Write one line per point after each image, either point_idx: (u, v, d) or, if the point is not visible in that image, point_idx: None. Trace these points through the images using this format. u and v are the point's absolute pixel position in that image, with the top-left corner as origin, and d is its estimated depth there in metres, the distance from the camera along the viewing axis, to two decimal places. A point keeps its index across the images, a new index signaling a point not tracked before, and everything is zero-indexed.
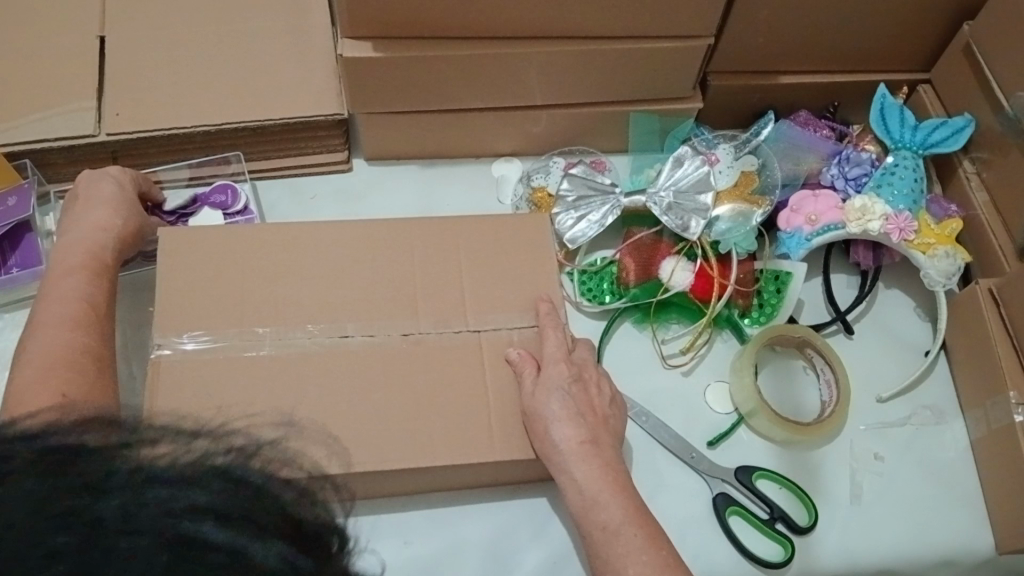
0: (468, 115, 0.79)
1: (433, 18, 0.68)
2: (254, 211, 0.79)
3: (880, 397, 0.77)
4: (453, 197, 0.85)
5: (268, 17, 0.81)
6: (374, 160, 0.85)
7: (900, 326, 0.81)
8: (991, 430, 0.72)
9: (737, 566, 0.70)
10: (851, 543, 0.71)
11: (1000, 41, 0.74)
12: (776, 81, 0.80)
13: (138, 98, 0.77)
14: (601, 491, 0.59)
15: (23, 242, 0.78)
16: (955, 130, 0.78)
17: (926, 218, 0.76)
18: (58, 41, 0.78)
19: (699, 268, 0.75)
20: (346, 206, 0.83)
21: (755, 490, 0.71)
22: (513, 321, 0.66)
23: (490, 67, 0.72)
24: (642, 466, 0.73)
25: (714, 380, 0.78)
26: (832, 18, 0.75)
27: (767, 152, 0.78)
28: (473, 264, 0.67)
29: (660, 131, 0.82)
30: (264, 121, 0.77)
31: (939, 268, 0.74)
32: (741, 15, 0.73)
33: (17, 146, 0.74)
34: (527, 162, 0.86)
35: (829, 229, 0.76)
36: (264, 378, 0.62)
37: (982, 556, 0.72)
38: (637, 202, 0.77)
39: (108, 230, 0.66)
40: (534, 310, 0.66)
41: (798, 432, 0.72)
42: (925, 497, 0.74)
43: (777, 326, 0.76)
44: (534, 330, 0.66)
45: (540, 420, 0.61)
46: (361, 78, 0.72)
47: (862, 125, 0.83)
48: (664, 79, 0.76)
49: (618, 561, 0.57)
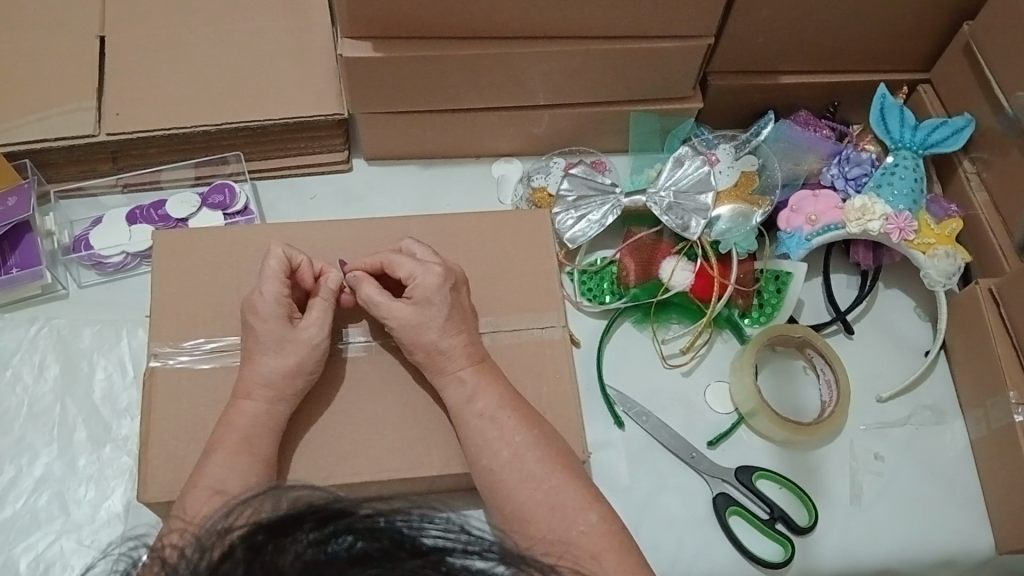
0: (469, 115, 0.79)
1: (433, 18, 0.68)
2: (253, 211, 0.81)
3: (880, 397, 0.77)
4: (452, 197, 0.85)
5: (269, 16, 0.81)
6: (374, 160, 0.85)
7: (901, 326, 0.81)
8: (991, 430, 0.72)
9: (737, 566, 0.70)
10: (851, 543, 0.72)
11: (1000, 41, 0.74)
12: (777, 80, 0.80)
13: (137, 97, 0.76)
14: (592, 493, 0.56)
15: (22, 242, 0.78)
16: (955, 130, 0.78)
17: (926, 218, 0.76)
18: (58, 40, 0.78)
19: (699, 268, 0.76)
20: (346, 206, 0.83)
21: (755, 490, 0.71)
22: (398, 305, 0.60)
23: (491, 66, 0.72)
24: (642, 466, 0.74)
25: (714, 381, 0.78)
26: (832, 18, 0.75)
27: (767, 152, 0.78)
28: (386, 255, 0.63)
29: (660, 131, 0.82)
30: (264, 121, 0.77)
31: (939, 268, 0.74)
32: (740, 14, 0.73)
33: (17, 147, 0.74)
34: (527, 163, 0.86)
35: (829, 229, 0.76)
36: (247, 378, 0.59)
37: (981, 556, 0.72)
38: (637, 202, 0.77)
39: (182, 290, 0.66)
40: (415, 298, 0.60)
41: (798, 432, 0.72)
42: (925, 496, 0.74)
43: (777, 325, 0.76)
44: (413, 319, 0.60)
45: (478, 403, 0.59)
46: (362, 78, 0.72)
47: (863, 125, 0.83)
48: (665, 79, 0.76)
49: (592, 567, 0.53)
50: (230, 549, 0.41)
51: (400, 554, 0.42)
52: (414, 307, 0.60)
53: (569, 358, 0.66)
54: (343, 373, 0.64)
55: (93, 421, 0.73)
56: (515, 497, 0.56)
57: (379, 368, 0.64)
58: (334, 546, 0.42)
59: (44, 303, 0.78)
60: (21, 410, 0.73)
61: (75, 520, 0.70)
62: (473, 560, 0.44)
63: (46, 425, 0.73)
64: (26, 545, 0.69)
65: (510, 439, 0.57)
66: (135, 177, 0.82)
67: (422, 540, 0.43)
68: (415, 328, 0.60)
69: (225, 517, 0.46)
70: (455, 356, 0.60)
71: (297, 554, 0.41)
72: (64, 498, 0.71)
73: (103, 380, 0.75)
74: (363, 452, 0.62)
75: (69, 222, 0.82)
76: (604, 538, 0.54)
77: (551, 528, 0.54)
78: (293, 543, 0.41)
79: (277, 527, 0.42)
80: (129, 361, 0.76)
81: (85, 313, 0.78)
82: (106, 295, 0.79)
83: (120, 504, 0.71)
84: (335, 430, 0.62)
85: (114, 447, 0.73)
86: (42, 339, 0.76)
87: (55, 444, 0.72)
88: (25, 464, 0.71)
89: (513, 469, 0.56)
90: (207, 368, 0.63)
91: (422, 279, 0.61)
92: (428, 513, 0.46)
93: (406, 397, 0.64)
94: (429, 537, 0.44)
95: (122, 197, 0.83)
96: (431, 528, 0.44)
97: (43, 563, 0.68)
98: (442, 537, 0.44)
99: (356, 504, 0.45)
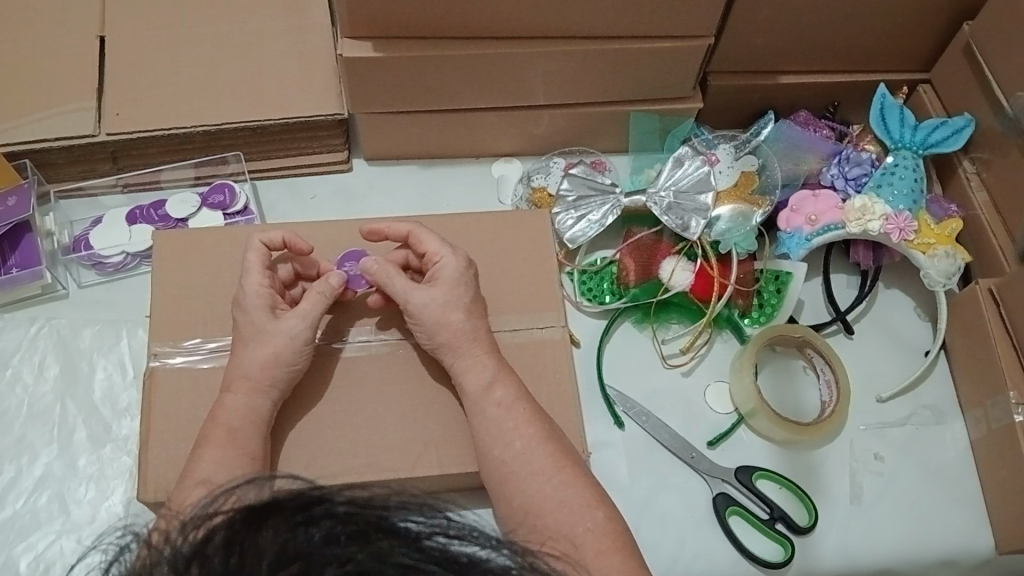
0: (468, 115, 0.79)
1: (434, 18, 0.68)
2: (253, 211, 0.81)
3: (880, 397, 0.77)
4: (452, 197, 0.85)
5: (269, 17, 0.81)
6: (374, 160, 0.85)
7: (900, 326, 0.81)
8: (991, 429, 0.72)
9: (738, 566, 0.70)
10: (851, 544, 0.72)
11: (1000, 41, 0.74)
12: (777, 80, 0.80)
13: (137, 98, 0.76)
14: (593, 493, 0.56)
15: (22, 242, 0.78)
16: (955, 129, 0.78)
17: (926, 218, 0.76)
18: (57, 41, 0.78)
19: (699, 268, 0.76)
20: (346, 206, 0.83)
21: (755, 490, 0.71)
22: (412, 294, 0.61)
23: (491, 66, 0.72)
24: (641, 466, 0.74)
25: (713, 381, 0.78)
26: (832, 18, 0.75)
27: (767, 152, 0.78)
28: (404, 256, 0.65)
29: (660, 131, 0.82)
30: (264, 121, 0.77)
31: (939, 268, 0.74)
32: (741, 15, 0.73)
33: (17, 147, 0.74)
34: (527, 163, 0.86)
35: (829, 229, 0.76)
36: (230, 370, 0.59)
37: (982, 557, 0.72)
38: (637, 202, 0.77)
39: (182, 291, 0.66)
40: (441, 277, 0.61)
41: (798, 432, 0.72)
42: (925, 497, 0.74)
43: (776, 325, 0.76)
44: (441, 297, 0.60)
45: (477, 405, 0.59)
46: (363, 78, 0.72)
47: (862, 125, 0.83)
48: (665, 79, 0.76)
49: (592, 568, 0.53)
50: (208, 535, 0.41)
51: (379, 535, 0.42)
52: (444, 285, 0.61)
53: (569, 358, 0.66)
54: (343, 373, 0.64)
55: (93, 421, 0.73)
56: (516, 497, 0.56)
57: (380, 368, 0.64)
58: (312, 527, 0.42)
59: (44, 303, 0.78)
60: (21, 410, 0.73)
61: (74, 520, 0.70)
62: (454, 542, 0.44)
63: (46, 425, 0.73)
64: (27, 544, 0.69)
65: (510, 439, 0.57)
66: (135, 177, 0.82)
67: (399, 522, 0.43)
68: (443, 305, 0.60)
69: (208, 504, 0.47)
70: (456, 357, 0.60)
71: (274, 536, 0.41)
72: (64, 498, 0.71)
73: (103, 380, 0.75)
74: (363, 451, 0.62)
75: (69, 222, 0.82)
76: (605, 539, 0.54)
77: (552, 528, 0.54)
78: (270, 528, 0.41)
79: (253, 512, 0.42)
80: (129, 361, 0.76)
81: (85, 313, 0.78)
82: (106, 295, 0.79)
83: (120, 503, 0.71)
84: (334, 429, 0.62)
85: (114, 447, 0.73)
86: (42, 339, 0.76)
87: (55, 444, 0.72)
88: (25, 463, 0.71)
89: (513, 470, 0.56)
90: (207, 368, 0.64)
91: (449, 260, 0.61)
92: (408, 502, 0.46)
93: (405, 398, 0.64)
94: (407, 521, 0.44)
95: (122, 198, 0.83)
96: (410, 513, 0.44)
97: (43, 564, 0.68)
98: (420, 521, 0.44)
99: (334, 491, 0.45)
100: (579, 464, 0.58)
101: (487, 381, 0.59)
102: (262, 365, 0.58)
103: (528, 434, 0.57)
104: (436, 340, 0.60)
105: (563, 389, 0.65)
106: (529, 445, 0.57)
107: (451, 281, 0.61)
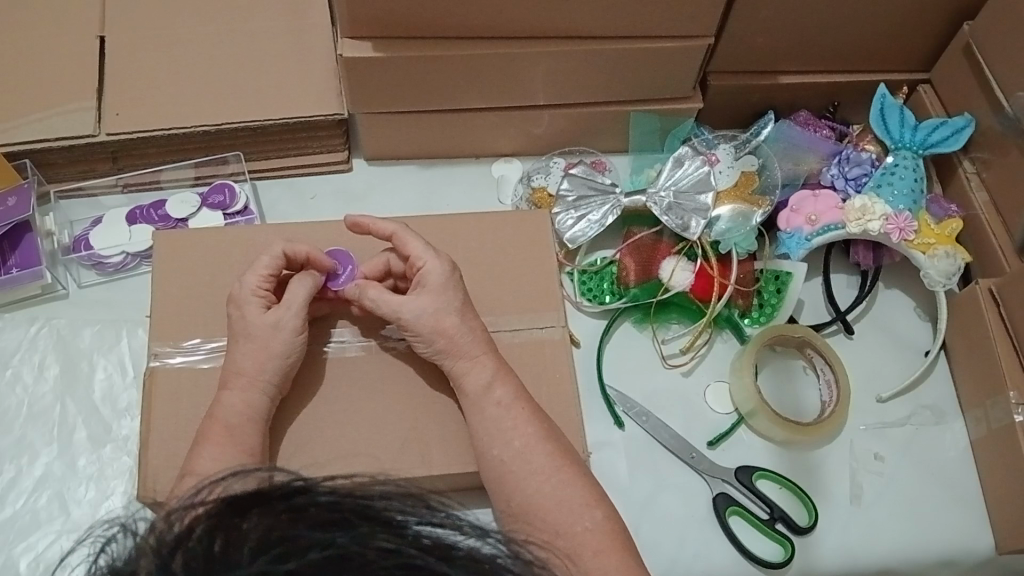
0: (468, 115, 0.79)
1: (434, 18, 0.68)
2: (253, 211, 0.81)
3: (880, 397, 0.77)
4: (452, 197, 0.85)
5: (269, 16, 0.81)
6: (374, 160, 0.85)
7: (900, 326, 0.81)
8: (991, 429, 0.72)
9: (738, 566, 0.70)
10: (851, 544, 0.72)
11: (1000, 41, 0.74)
12: (777, 80, 0.80)
13: (137, 98, 0.76)
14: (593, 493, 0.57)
15: (22, 242, 0.78)
16: (955, 130, 0.78)
17: (926, 218, 0.76)
18: (57, 41, 0.78)
19: (699, 268, 0.76)
20: (346, 206, 0.83)
21: (755, 490, 0.71)
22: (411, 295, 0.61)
23: (491, 66, 0.72)
24: (641, 466, 0.74)
25: (714, 381, 0.78)
26: (832, 18, 0.75)
27: (767, 152, 0.78)
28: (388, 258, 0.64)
29: (660, 131, 0.82)
30: (264, 121, 0.77)
31: (939, 268, 0.74)
32: (741, 14, 0.73)
33: (17, 147, 0.74)
34: (527, 162, 0.86)
35: (829, 230, 0.76)
36: (230, 370, 0.59)
37: (982, 556, 0.72)
38: (637, 202, 0.77)
39: (182, 292, 0.66)
40: (428, 284, 0.60)
41: (798, 432, 0.72)
42: (925, 497, 0.74)
43: (777, 326, 0.76)
44: (431, 305, 0.60)
45: (476, 405, 0.59)
46: (362, 78, 0.72)
47: (863, 125, 0.83)
48: (665, 79, 0.76)
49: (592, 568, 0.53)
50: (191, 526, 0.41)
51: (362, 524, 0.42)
52: (432, 291, 0.60)
53: (569, 358, 0.66)
54: (343, 374, 0.64)
55: (93, 421, 0.73)
56: (515, 497, 0.56)
57: (379, 368, 0.64)
58: (299, 517, 0.42)
59: (44, 303, 0.78)
60: (21, 410, 0.73)
61: (74, 520, 0.70)
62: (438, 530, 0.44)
63: (46, 425, 0.73)
64: (26, 545, 0.68)
65: (509, 439, 0.57)
66: (136, 177, 0.82)
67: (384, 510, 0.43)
68: (437, 310, 0.60)
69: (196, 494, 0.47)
70: (455, 357, 0.60)
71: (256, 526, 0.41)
72: (64, 498, 0.70)
73: (103, 380, 0.75)
74: (363, 451, 0.62)
75: (69, 222, 0.82)
76: (604, 539, 0.54)
77: (551, 527, 0.54)
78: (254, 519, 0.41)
79: (238, 502, 0.42)
80: (129, 361, 0.76)
81: (85, 313, 0.78)
82: (107, 295, 0.79)
83: (120, 503, 0.70)
84: (334, 429, 0.62)
85: (114, 447, 0.73)
86: (42, 339, 0.76)
87: (55, 445, 0.72)
88: (25, 463, 0.71)
89: (513, 470, 0.56)
90: (207, 368, 0.64)
91: (433, 265, 0.61)
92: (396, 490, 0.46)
93: (405, 398, 0.64)
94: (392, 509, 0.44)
95: (122, 198, 0.83)
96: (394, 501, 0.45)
97: (43, 564, 0.68)
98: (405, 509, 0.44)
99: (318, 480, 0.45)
100: (579, 464, 0.58)
101: (487, 381, 0.59)
102: (262, 365, 0.58)
103: (527, 434, 0.57)
104: (436, 340, 0.60)
105: (563, 390, 0.65)
106: (528, 445, 0.57)
107: (438, 287, 0.60)
